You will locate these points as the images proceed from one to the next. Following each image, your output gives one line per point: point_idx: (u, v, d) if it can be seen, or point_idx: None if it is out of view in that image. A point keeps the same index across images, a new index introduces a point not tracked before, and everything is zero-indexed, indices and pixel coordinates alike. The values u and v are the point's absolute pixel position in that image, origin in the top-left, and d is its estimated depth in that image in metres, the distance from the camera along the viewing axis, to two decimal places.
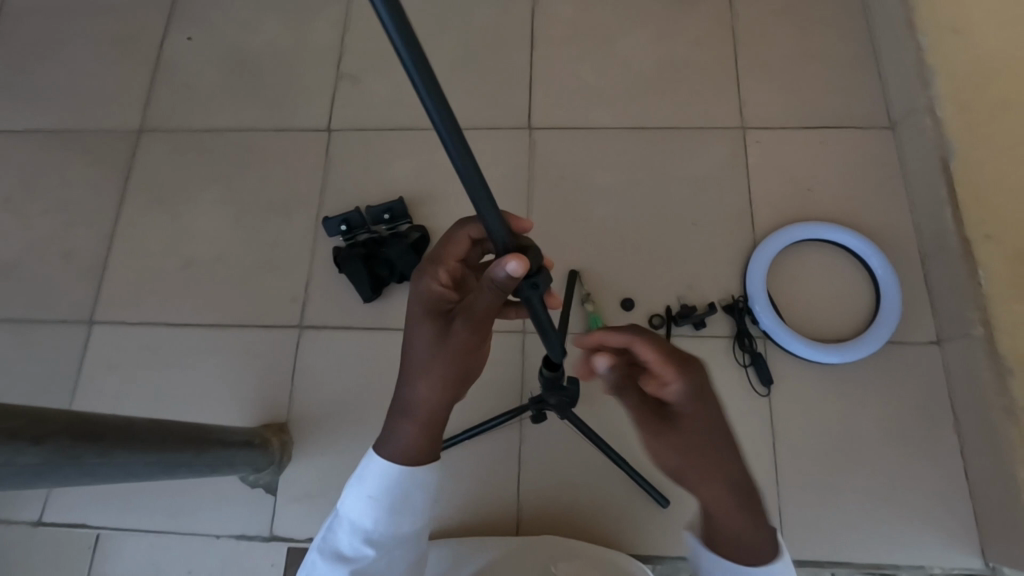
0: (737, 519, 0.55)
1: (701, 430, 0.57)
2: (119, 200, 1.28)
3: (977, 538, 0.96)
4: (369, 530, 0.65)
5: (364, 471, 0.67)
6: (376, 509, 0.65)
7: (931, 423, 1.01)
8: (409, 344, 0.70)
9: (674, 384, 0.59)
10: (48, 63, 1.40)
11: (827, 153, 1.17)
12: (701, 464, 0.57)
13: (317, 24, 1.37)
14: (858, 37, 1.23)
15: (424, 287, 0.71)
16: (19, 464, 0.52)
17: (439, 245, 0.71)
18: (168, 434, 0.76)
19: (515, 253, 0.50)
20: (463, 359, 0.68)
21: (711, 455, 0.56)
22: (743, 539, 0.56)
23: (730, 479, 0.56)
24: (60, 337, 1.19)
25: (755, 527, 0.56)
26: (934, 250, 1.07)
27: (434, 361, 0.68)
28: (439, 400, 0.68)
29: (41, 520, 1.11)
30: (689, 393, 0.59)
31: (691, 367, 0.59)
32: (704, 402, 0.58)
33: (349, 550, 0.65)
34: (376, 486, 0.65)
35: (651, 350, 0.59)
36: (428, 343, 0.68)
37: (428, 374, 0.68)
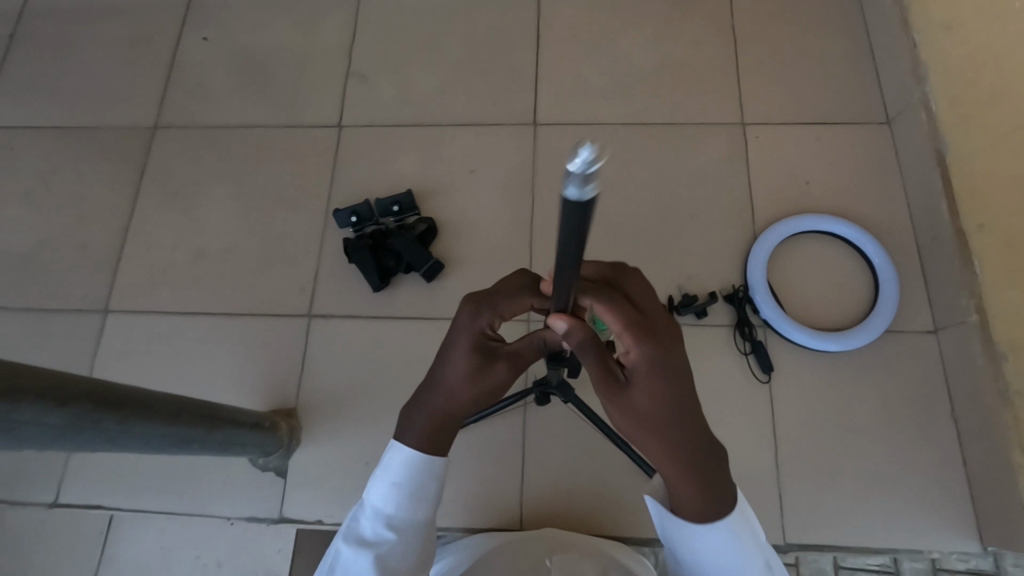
0: (683, 482, 0.59)
1: (654, 404, 0.60)
2: (133, 193, 1.31)
3: (974, 522, 0.98)
4: (390, 515, 0.67)
5: (386, 461, 0.68)
6: (396, 494, 0.67)
7: (929, 410, 1.03)
8: (441, 366, 0.68)
9: (635, 351, 0.61)
10: (65, 62, 1.44)
11: (825, 149, 1.20)
12: (649, 431, 0.60)
13: (328, 25, 1.41)
14: (855, 36, 1.27)
15: (475, 321, 0.67)
16: (47, 422, 0.56)
17: (501, 291, 0.67)
18: (184, 409, 0.78)
19: (564, 314, 0.60)
20: (492, 395, 0.68)
21: (657, 426, 0.59)
22: (686, 500, 0.60)
23: (675, 447, 0.58)
24: (75, 325, 1.22)
25: (700, 492, 0.58)
26: (930, 241, 1.09)
27: (466, 388, 0.67)
28: (458, 417, 0.68)
29: (56, 501, 1.14)
30: (648, 366, 0.60)
31: (654, 340, 0.60)
32: (661, 376, 0.60)
33: (371, 535, 0.67)
34: (397, 474, 0.67)
35: (615, 317, 0.61)
36: (465, 374, 0.66)
37: (456, 398, 0.67)
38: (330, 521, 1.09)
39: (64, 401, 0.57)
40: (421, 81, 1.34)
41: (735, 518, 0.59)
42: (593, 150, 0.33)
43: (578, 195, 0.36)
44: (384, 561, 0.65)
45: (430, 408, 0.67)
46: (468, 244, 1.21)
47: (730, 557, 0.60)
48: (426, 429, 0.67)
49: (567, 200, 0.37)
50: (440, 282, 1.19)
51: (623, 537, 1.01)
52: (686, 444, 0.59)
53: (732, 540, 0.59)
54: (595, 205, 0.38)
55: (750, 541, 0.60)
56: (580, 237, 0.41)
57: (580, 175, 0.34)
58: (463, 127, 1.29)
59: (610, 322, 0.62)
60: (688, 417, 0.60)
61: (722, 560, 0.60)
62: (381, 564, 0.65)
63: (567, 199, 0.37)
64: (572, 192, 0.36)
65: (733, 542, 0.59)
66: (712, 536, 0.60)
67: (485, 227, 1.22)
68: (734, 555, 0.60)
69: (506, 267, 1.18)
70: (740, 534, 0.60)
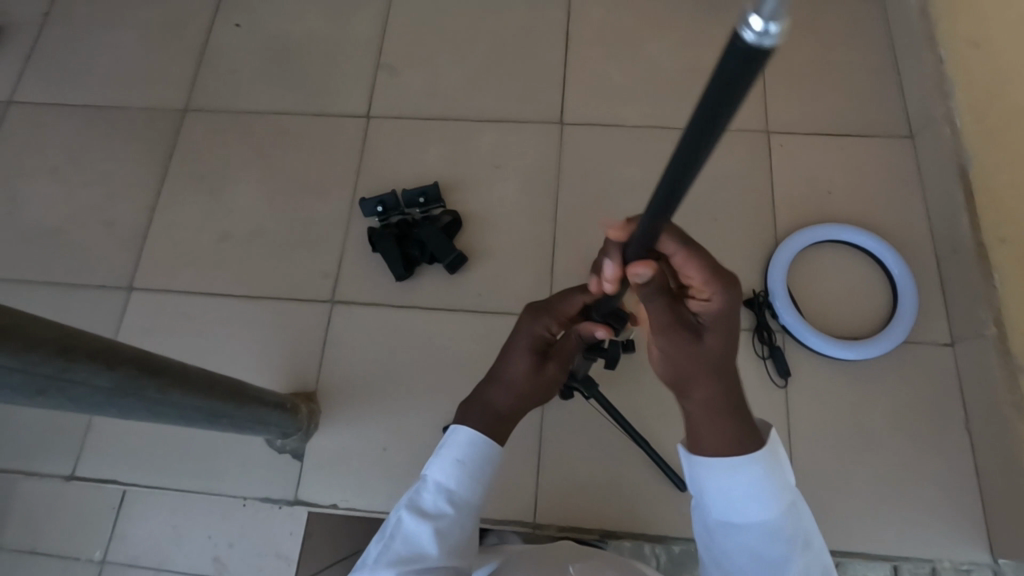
0: (720, 416, 0.61)
1: (711, 349, 0.62)
2: (162, 174, 1.33)
3: (984, 533, 0.99)
4: (451, 491, 0.69)
5: (451, 439, 0.71)
6: (461, 470, 0.69)
7: (943, 420, 1.04)
8: (503, 363, 0.76)
9: (713, 300, 0.62)
10: (98, 43, 1.45)
11: (848, 159, 1.21)
12: (702, 370, 0.63)
13: (360, 17, 1.42)
14: (881, 50, 1.28)
15: (535, 325, 0.76)
16: (95, 384, 0.57)
17: (555, 298, 0.77)
18: (216, 383, 0.79)
19: (644, 260, 0.54)
20: (544, 391, 0.78)
21: (711, 367, 0.62)
22: (719, 437, 0.61)
23: (721, 386, 0.62)
24: (99, 301, 1.24)
25: (735, 431, 0.61)
26: (949, 254, 1.10)
27: (527, 383, 0.76)
28: (517, 407, 0.76)
29: (73, 474, 1.14)
30: (719, 317, 0.62)
31: (733, 295, 0.61)
32: (725, 325, 0.62)
33: (430, 508, 0.67)
34: (464, 450, 0.70)
35: (699, 268, 0.60)
36: (526, 371, 0.75)
37: (515, 394, 0.75)
38: (344, 506, 1.09)
39: (113, 364, 0.58)
40: (451, 75, 1.35)
41: (764, 455, 0.60)
42: None
43: (761, 31, 0.27)
44: (443, 534, 0.66)
45: (493, 402, 0.74)
46: (492, 238, 1.22)
47: (758, 495, 0.59)
48: (489, 422, 0.73)
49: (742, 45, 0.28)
50: (462, 274, 1.20)
51: (636, 534, 1.03)
52: (729, 389, 0.62)
53: (762, 476, 0.59)
54: (767, 63, 0.29)
55: (779, 479, 0.59)
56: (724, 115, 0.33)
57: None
58: (490, 122, 1.30)
59: (692, 274, 0.61)
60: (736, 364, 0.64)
61: (751, 501, 0.59)
62: (440, 537, 0.65)
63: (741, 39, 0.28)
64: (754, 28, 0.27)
65: (761, 476, 0.59)
66: (747, 472, 0.59)
67: (509, 222, 1.23)
68: (763, 492, 0.59)
69: (528, 262, 1.20)
70: (772, 468, 0.60)
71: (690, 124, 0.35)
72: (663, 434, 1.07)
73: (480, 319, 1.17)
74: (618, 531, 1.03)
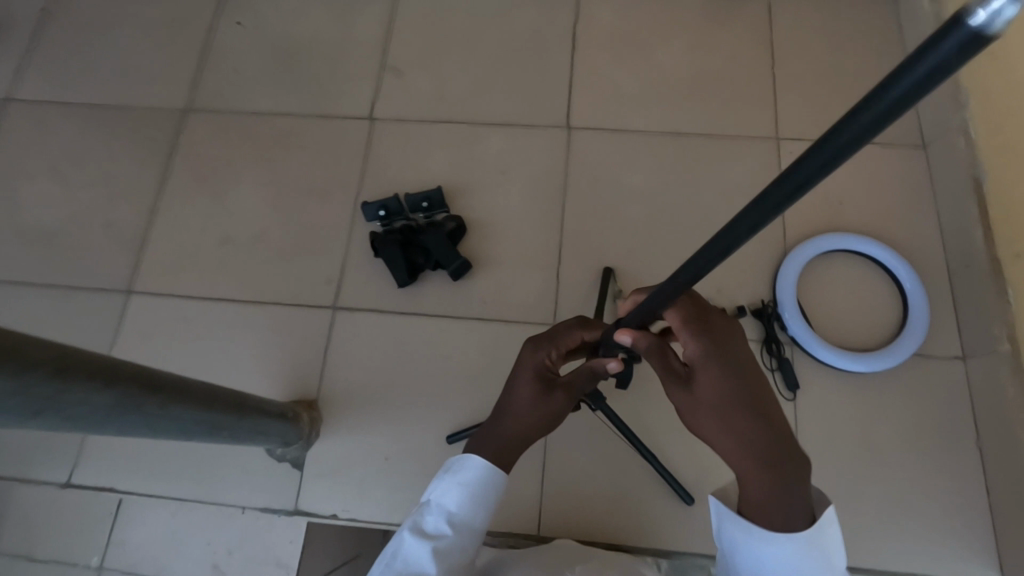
0: (750, 476, 0.56)
1: (716, 395, 0.59)
2: (162, 175, 1.31)
3: (995, 552, 0.97)
4: (451, 513, 0.67)
5: (456, 462, 0.70)
6: (462, 492, 0.68)
7: (953, 436, 1.03)
8: (508, 393, 0.73)
9: (693, 346, 0.61)
10: (97, 40, 1.43)
11: (859, 168, 1.19)
12: (720, 421, 0.59)
13: (364, 16, 1.40)
14: (894, 57, 1.27)
15: (537, 356, 0.73)
16: (93, 404, 0.55)
17: (556, 329, 0.76)
18: (217, 395, 0.78)
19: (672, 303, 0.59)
20: (551, 421, 0.74)
21: (725, 416, 0.59)
22: (756, 497, 0.56)
23: (743, 438, 0.57)
24: (97, 304, 1.22)
25: (772, 488, 0.55)
26: (961, 268, 1.09)
27: (533, 411, 0.72)
28: (523, 437, 0.72)
29: (69, 482, 1.12)
30: (704, 359, 0.61)
31: (708, 334, 0.61)
32: (718, 367, 0.60)
33: (431, 530, 0.66)
34: (467, 473, 0.68)
35: (678, 320, 0.62)
36: (530, 399, 0.72)
37: (520, 422, 0.72)
38: (345, 516, 1.07)
39: (111, 382, 0.57)
40: (456, 78, 1.33)
41: (800, 526, 0.55)
42: None
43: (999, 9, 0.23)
44: (442, 556, 0.64)
45: (498, 431, 0.72)
46: (497, 244, 1.20)
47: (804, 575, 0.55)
48: (493, 449, 0.71)
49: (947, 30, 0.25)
50: (466, 281, 1.18)
51: (641, 548, 1.01)
52: (753, 438, 0.57)
53: (808, 555, 0.55)
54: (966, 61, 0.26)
55: (820, 558, 0.56)
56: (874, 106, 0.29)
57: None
58: (496, 126, 1.28)
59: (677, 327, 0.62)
60: (753, 408, 0.58)
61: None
62: (439, 557, 0.64)
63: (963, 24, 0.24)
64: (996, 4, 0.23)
65: (801, 554, 0.55)
66: (784, 549, 0.55)
67: (514, 228, 1.21)
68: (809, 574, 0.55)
69: (533, 269, 1.18)
70: (812, 547, 0.55)
71: (844, 122, 0.30)
72: (670, 447, 1.05)
73: (485, 327, 1.15)
74: (623, 545, 1.01)
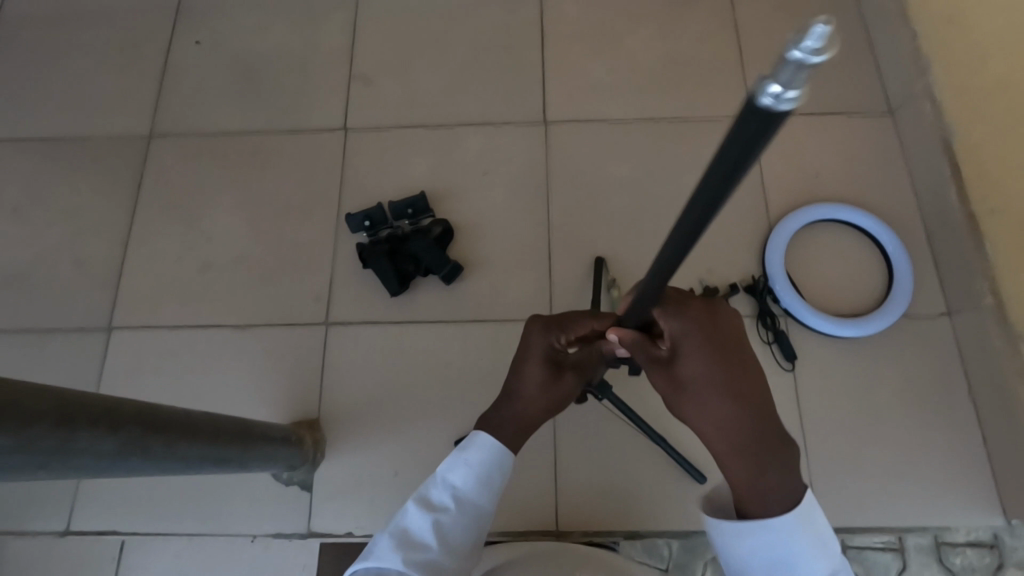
0: (731, 459, 0.57)
1: (698, 379, 0.58)
2: (132, 204, 1.26)
3: (997, 499, 1.01)
4: (457, 490, 0.67)
5: (464, 440, 0.70)
6: (469, 470, 0.67)
7: (947, 391, 1.06)
8: (516, 377, 0.73)
9: (679, 334, 0.59)
10: (49, 71, 1.37)
11: (832, 138, 1.22)
12: (700, 403, 0.58)
13: (327, 26, 1.37)
14: (856, 27, 1.29)
15: (547, 340, 0.71)
16: (100, 449, 0.53)
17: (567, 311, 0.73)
18: (220, 428, 0.75)
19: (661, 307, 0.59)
20: (561, 401, 0.74)
21: (707, 399, 0.58)
22: (739, 481, 0.57)
23: (722, 421, 0.57)
24: (78, 344, 1.17)
25: (754, 471, 0.56)
26: (939, 227, 1.12)
27: (542, 395, 0.72)
28: (533, 418, 0.73)
29: (68, 529, 1.08)
30: (688, 345, 0.59)
31: (692, 323, 0.59)
32: (702, 351, 0.58)
33: (436, 502, 0.66)
34: (474, 452, 0.68)
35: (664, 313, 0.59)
36: (540, 384, 0.71)
37: (530, 405, 0.72)
38: (361, 534, 1.06)
39: (115, 425, 0.54)
40: (428, 82, 1.32)
41: (789, 513, 0.56)
42: (827, 31, 0.25)
43: (780, 95, 0.28)
44: (443, 529, 0.64)
45: (508, 415, 0.72)
46: (485, 245, 1.20)
47: (792, 563, 0.56)
48: (506, 433, 0.71)
49: (773, 95, 0.28)
50: (459, 285, 1.17)
51: (655, 531, 1.02)
52: (734, 423, 0.57)
53: (793, 540, 0.56)
54: (775, 129, 0.30)
55: (805, 542, 0.56)
56: (691, 236, 0.41)
57: (797, 69, 0.26)
58: (473, 127, 1.27)
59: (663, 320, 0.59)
60: (735, 395, 0.57)
61: (786, 569, 0.56)
62: (440, 531, 0.63)
63: (756, 105, 0.29)
64: (800, 48, 0.25)
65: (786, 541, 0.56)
66: (769, 539, 0.56)
67: (502, 227, 1.20)
68: (797, 561, 0.56)
69: (525, 267, 1.18)
70: (795, 533, 0.56)
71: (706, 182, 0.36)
72: (676, 430, 1.06)
73: (482, 329, 1.14)
74: (640, 531, 1.02)
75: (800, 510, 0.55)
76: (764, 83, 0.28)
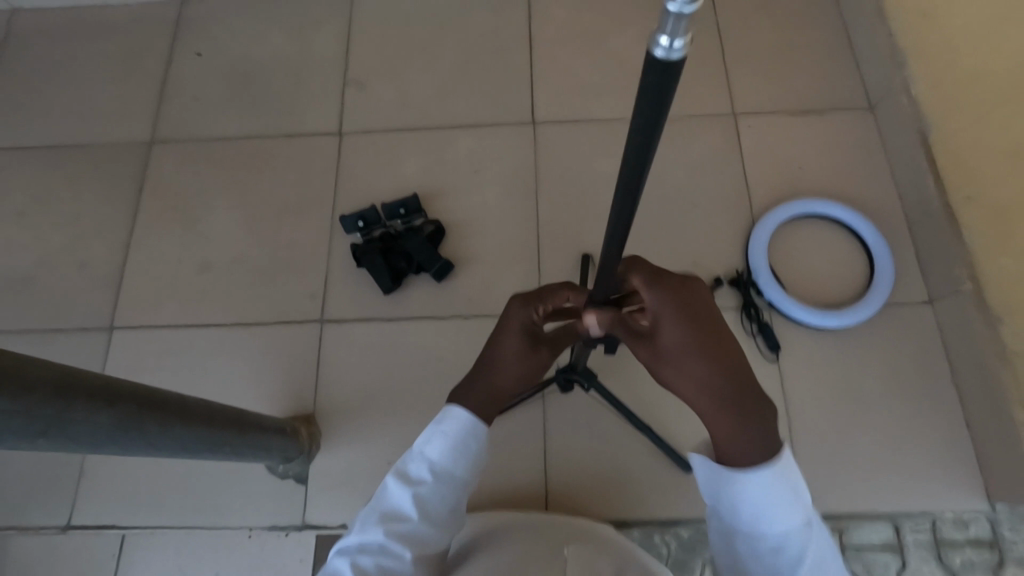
0: (712, 416, 0.60)
1: (676, 345, 0.61)
2: (133, 209, 1.30)
3: (982, 482, 1.02)
4: (434, 461, 0.69)
5: (439, 413, 0.71)
6: (445, 442, 0.69)
7: (931, 377, 1.08)
8: (492, 347, 0.73)
9: (656, 303, 0.62)
10: (54, 82, 1.42)
11: (814, 134, 1.25)
12: (680, 368, 0.61)
13: (322, 35, 1.42)
14: (835, 26, 1.33)
15: (524, 313, 0.71)
16: (96, 424, 0.55)
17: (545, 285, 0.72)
18: (215, 414, 0.78)
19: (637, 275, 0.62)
20: (535, 375, 0.74)
21: (685, 364, 0.60)
22: (722, 436, 0.60)
23: (702, 383, 0.60)
24: (79, 344, 1.20)
25: (735, 425, 0.59)
26: (919, 217, 1.14)
27: (516, 367, 0.72)
28: (506, 390, 0.73)
29: (69, 524, 1.10)
30: (664, 313, 0.61)
31: (667, 293, 0.61)
32: (677, 319, 0.61)
33: (414, 475, 0.68)
34: (449, 425, 0.69)
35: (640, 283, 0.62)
36: (514, 358, 0.71)
37: (503, 377, 0.72)
38: (355, 525, 1.07)
39: (111, 401, 0.57)
40: (420, 86, 1.36)
41: (768, 467, 0.58)
42: None
43: (669, 48, 0.31)
44: (423, 501, 0.67)
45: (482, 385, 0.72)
46: (476, 242, 1.22)
47: (768, 515, 0.58)
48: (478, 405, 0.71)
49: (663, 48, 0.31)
50: (451, 282, 1.20)
51: (644, 521, 1.03)
52: (713, 384, 0.60)
53: (766, 494, 0.57)
54: (676, 79, 0.33)
55: (784, 501, 0.57)
56: (631, 201, 0.44)
57: (677, 20, 0.29)
58: (463, 129, 1.31)
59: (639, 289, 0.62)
60: (713, 357, 0.60)
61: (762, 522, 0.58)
62: (419, 503, 0.67)
63: (652, 58, 0.32)
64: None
65: (764, 493, 0.57)
66: (748, 488, 0.58)
67: (492, 225, 1.23)
68: (773, 515, 0.57)
69: (515, 263, 1.20)
70: (776, 488, 0.57)
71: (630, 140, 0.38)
72: (664, 419, 1.08)
73: (473, 324, 1.17)
74: (630, 520, 1.03)
75: (778, 465, 0.57)
76: (655, 38, 0.31)
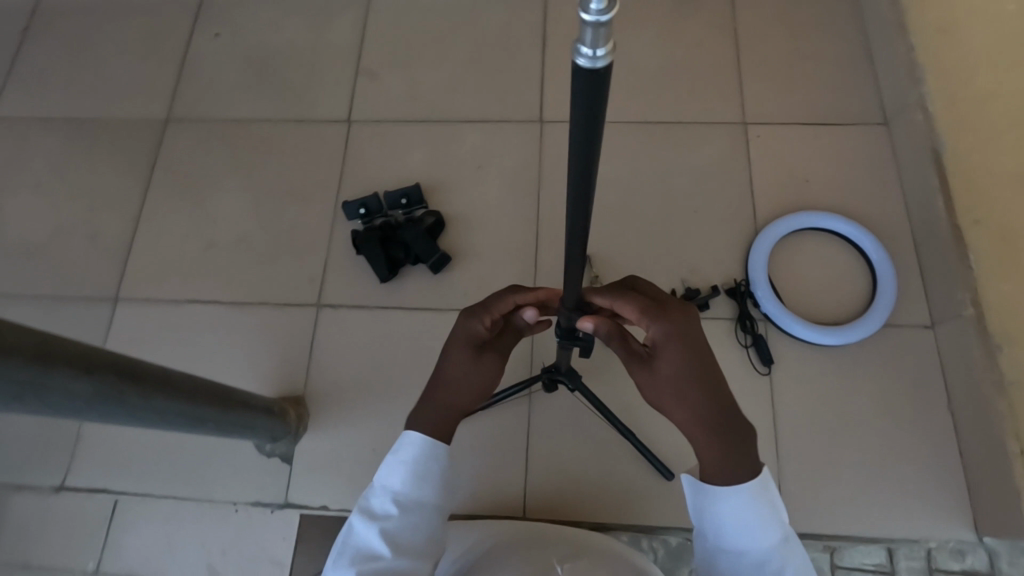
0: (703, 442, 0.62)
1: (672, 372, 0.64)
2: (145, 184, 1.33)
3: (970, 512, 1.00)
4: (397, 492, 0.68)
5: (395, 443, 0.70)
6: (404, 470, 0.68)
7: (926, 401, 1.06)
8: (443, 363, 0.75)
9: (654, 330, 0.66)
10: (78, 57, 1.46)
11: (824, 147, 1.23)
12: (676, 394, 0.64)
13: (339, 23, 1.43)
14: (854, 38, 1.30)
15: (469, 325, 0.76)
16: (72, 391, 0.57)
17: (489, 296, 0.77)
18: (199, 389, 0.79)
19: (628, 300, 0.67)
20: (488, 384, 0.77)
21: (680, 390, 0.63)
22: (710, 463, 0.61)
23: (695, 409, 0.63)
24: (85, 313, 1.24)
25: (724, 452, 0.61)
26: (926, 238, 1.12)
27: (469, 377, 0.75)
28: (464, 404, 0.75)
29: (63, 485, 1.13)
30: (662, 340, 0.65)
31: (666, 322, 0.65)
32: (674, 346, 0.64)
33: (379, 511, 0.66)
34: (406, 451, 0.69)
35: (631, 309, 0.67)
36: (466, 367, 0.75)
37: (458, 389, 0.74)
38: (335, 508, 1.09)
39: (90, 369, 0.59)
40: (430, 78, 1.36)
41: (755, 482, 0.59)
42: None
43: (591, 56, 0.31)
44: (392, 535, 0.65)
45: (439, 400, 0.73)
46: (475, 236, 1.23)
47: (753, 527, 0.59)
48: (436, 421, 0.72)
49: (584, 56, 0.31)
50: (447, 274, 1.21)
51: (628, 526, 1.03)
52: (705, 411, 0.62)
53: (750, 505, 0.59)
54: (607, 88, 0.33)
55: (765, 510, 0.59)
56: (584, 210, 0.45)
57: (594, 29, 0.30)
58: (470, 123, 1.31)
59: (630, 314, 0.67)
60: (708, 385, 0.63)
61: (747, 536, 0.59)
62: (389, 536, 0.64)
63: (576, 67, 0.32)
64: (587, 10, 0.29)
65: (747, 505, 0.59)
66: (734, 501, 0.59)
67: (492, 220, 1.24)
68: (756, 527, 0.59)
69: (512, 260, 1.21)
70: (760, 499, 0.59)
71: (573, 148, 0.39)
72: (649, 425, 1.08)
73: None
74: (608, 523, 1.03)
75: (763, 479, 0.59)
76: (577, 47, 0.31)
